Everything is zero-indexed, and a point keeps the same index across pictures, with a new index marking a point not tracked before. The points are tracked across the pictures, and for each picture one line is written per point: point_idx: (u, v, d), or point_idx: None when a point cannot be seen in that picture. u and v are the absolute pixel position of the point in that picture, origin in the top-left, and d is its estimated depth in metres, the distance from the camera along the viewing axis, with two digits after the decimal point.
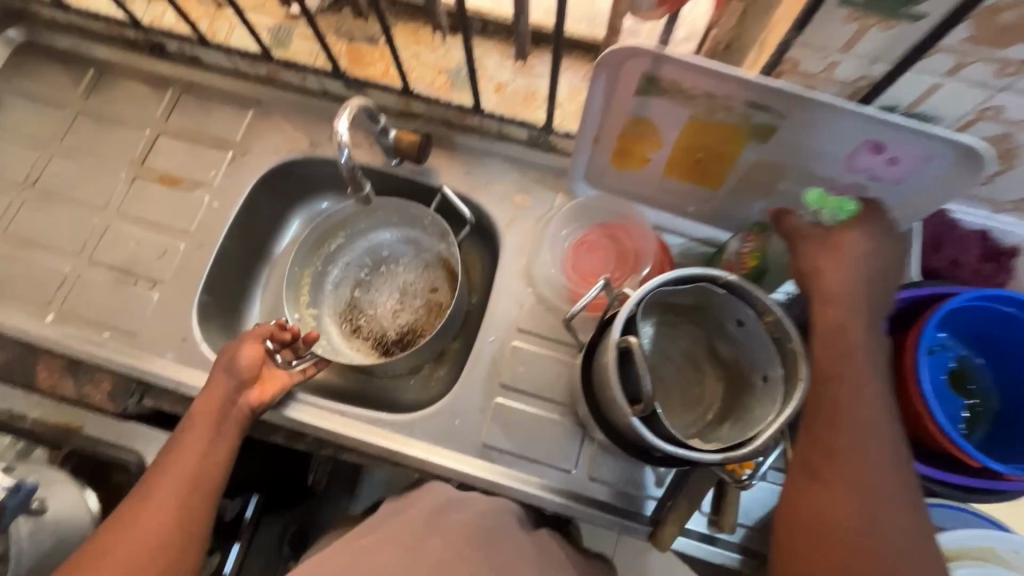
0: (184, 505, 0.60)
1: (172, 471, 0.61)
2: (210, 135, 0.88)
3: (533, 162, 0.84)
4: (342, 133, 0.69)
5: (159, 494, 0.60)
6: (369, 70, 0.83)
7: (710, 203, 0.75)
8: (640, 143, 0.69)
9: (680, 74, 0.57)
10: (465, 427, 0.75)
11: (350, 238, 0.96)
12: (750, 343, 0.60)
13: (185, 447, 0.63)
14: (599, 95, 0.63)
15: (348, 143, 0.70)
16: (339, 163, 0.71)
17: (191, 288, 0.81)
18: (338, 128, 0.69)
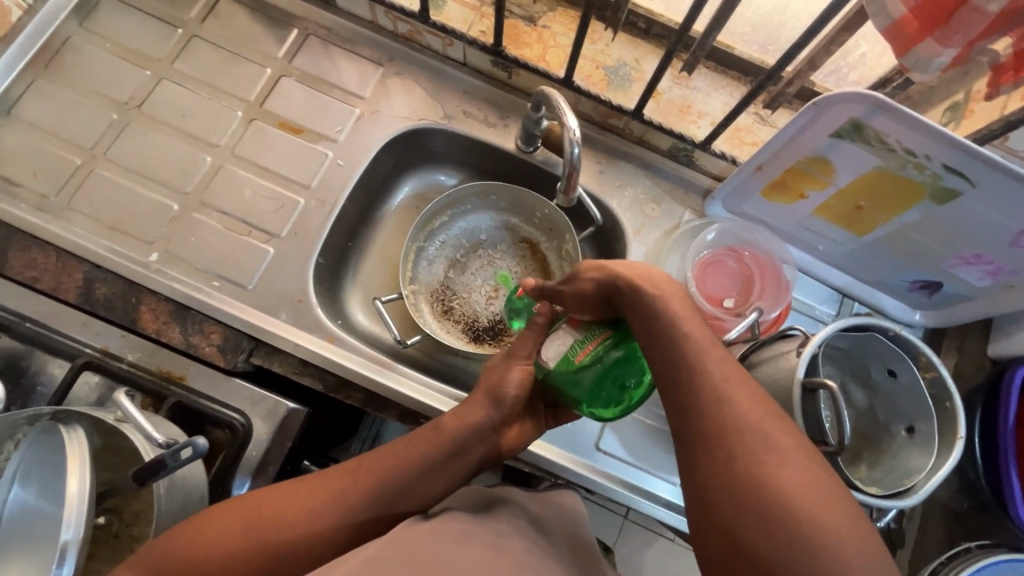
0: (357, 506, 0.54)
1: (380, 465, 0.57)
2: (337, 88, 0.83)
3: (669, 173, 0.84)
4: (575, 129, 0.61)
5: (346, 482, 0.55)
6: (525, 51, 0.79)
7: (844, 247, 0.77)
8: (806, 180, 0.70)
9: (889, 128, 0.58)
10: (579, 427, 0.75)
11: (454, 217, 0.91)
12: (897, 394, 0.63)
13: (408, 444, 0.58)
14: (791, 130, 0.64)
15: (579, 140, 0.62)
16: (564, 159, 0.62)
17: (309, 248, 0.77)
18: (571, 124, 0.61)
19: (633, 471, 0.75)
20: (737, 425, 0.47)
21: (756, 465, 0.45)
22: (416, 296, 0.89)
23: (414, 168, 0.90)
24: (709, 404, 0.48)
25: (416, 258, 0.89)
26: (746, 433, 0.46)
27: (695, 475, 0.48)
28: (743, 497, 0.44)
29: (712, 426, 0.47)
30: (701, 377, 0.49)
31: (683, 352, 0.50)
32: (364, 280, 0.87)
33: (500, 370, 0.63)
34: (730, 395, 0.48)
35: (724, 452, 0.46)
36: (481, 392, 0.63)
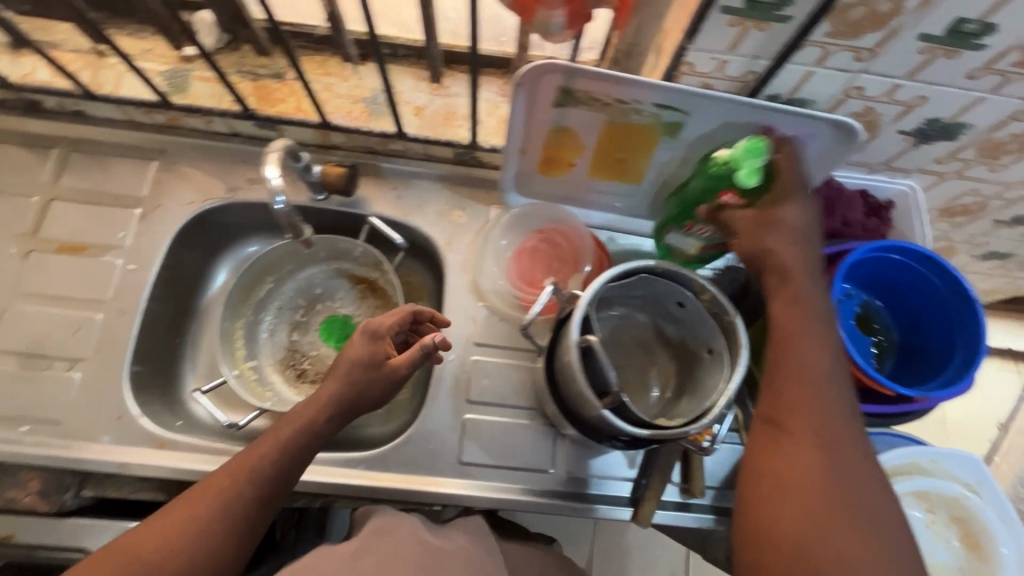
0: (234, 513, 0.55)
1: (246, 464, 0.58)
2: (111, 194, 0.81)
3: (462, 178, 0.85)
4: (274, 178, 0.69)
5: (220, 488, 0.56)
6: (281, 106, 0.80)
7: (634, 198, 0.80)
8: (563, 150, 0.72)
9: (591, 85, 0.61)
10: (438, 449, 0.74)
11: (280, 281, 0.90)
12: (692, 321, 0.65)
13: (276, 432, 0.60)
14: (519, 112, 0.66)
15: (281, 188, 0.69)
16: (275, 210, 0.70)
17: (117, 361, 0.74)
18: (268, 177, 0.68)
19: (504, 472, 0.74)
20: (790, 423, 0.53)
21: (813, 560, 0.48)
22: (262, 370, 0.87)
23: (223, 246, 0.89)
24: (811, 386, 0.54)
25: (251, 333, 0.88)
26: (825, 426, 0.53)
27: (789, 475, 0.51)
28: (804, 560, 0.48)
29: (823, 428, 0.52)
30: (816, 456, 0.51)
31: (816, 407, 0.53)
32: (203, 372, 0.84)
33: (358, 378, 0.64)
34: (789, 385, 0.55)
35: (811, 438, 0.52)
36: (334, 389, 0.63)
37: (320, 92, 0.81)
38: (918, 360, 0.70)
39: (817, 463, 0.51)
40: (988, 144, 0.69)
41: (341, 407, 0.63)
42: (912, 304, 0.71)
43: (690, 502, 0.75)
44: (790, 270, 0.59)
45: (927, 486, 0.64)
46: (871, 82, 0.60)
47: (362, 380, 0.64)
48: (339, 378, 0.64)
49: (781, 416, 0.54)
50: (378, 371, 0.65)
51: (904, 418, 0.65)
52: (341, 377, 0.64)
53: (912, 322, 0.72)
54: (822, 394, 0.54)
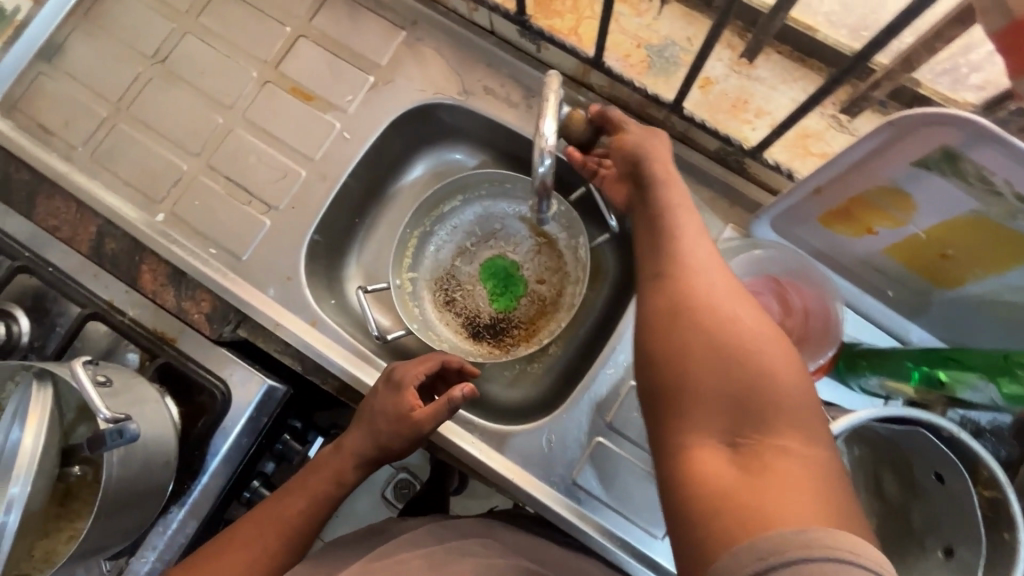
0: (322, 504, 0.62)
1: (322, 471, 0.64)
2: (354, 51, 0.77)
3: (711, 179, 0.68)
4: (549, 136, 0.51)
5: (247, 540, 0.59)
6: (555, 20, 0.71)
7: (919, 299, 0.61)
8: (874, 214, 0.55)
9: (997, 165, 0.43)
10: (558, 457, 0.68)
11: (467, 203, 0.84)
12: (942, 505, 0.49)
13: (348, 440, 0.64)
14: (858, 151, 0.49)
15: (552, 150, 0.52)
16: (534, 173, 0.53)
17: (305, 223, 0.74)
18: (544, 132, 0.51)
19: (610, 516, 0.67)
20: (685, 315, 0.43)
21: (705, 403, 0.40)
22: (417, 283, 0.84)
23: (428, 144, 0.83)
24: (687, 295, 0.44)
25: (421, 244, 0.84)
26: (704, 330, 0.42)
27: (706, 386, 0.40)
28: (756, 411, 0.39)
29: (696, 335, 0.42)
30: (725, 310, 0.43)
31: (690, 303, 0.43)
32: (367, 261, 0.82)
33: (381, 421, 0.63)
34: (687, 275, 0.45)
35: (691, 332, 0.42)
36: (361, 425, 0.64)
37: None
38: None
39: (765, 358, 0.40)
40: None
41: (370, 450, 0.63)
42: None
43: None
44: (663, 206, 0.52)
45: None
46: None
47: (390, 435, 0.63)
48: (363, 427, 0.64)
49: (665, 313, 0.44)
50: (399, 420, 0.63)
51: None
52: (366, 423, 0.64)
53: None
54: (720, 290, 0.44)
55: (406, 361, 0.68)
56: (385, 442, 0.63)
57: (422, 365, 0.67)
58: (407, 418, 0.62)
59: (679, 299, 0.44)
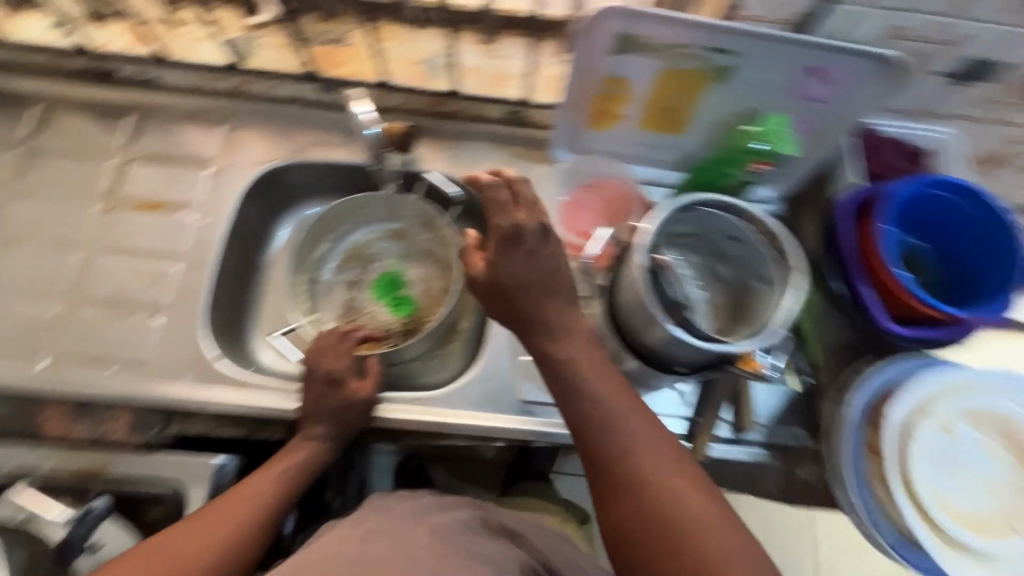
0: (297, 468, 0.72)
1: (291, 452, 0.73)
2: (184, 156, 0.86)
3: (511, 138, 0.90)
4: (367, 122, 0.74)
5: (227, 508, 0.66)
6: (343, 70, 0.84)
7: (678, 150, 0.83)
8: (615, 102, 0.76)
9: (648, 31, 0.65)
10: (500, 387, 0.78)
11: (338, 241, 0.94)
12: (745, 253, 0.69)
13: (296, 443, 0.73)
14: (577, 61, 0.70)
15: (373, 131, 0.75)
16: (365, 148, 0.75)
17: (195, 306, 0.79)
18: (356, 108, 0.76)
19: (559, 411, 0.77)
20: (616, 470, 0.57)
21: (641, 520, 0.55)
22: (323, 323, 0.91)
23: (282, 208, 0.93)
24: (612, 455, 0.58)
25: (312, 291, 0.91)
26: (637, 491, 0.56)
27: (653, 538, 0.54)
28: (693, 567, 0.52)
29: (631, 501, 0.56)
30: (637, 473, 0.57)
31: (615, 468, 0.57)
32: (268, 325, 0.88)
33: (337, 409, 0.73)
34: (596, 424, 0.59)
35: (631, 501, 0.56)
36: (312, 422, 0.73)
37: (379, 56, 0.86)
38: (961, 294, 0.73)
39: (694, 524, 0.54)
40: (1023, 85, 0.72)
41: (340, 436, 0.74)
42: (956, 242, 0.73)
43: (747, 438, 0.76)
44: (549, 357, 0.62)
45: (975, 405, 0.67)
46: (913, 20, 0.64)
47: (349, 416, 0.74)
48: (322, 423, 0.73)
49: (599, 464, 0.58)
50: (355, 397, 0.74)
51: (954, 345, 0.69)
52: (316, 417, 0.73)
53: (955, 258, 0.74)
54: (622, 442, 0.58)
55: (324, 355, 0.76)
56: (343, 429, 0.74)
57: (341, 353, 0.77)
58: (360, 394, 0.75)
59: (602, 431, 0.59)
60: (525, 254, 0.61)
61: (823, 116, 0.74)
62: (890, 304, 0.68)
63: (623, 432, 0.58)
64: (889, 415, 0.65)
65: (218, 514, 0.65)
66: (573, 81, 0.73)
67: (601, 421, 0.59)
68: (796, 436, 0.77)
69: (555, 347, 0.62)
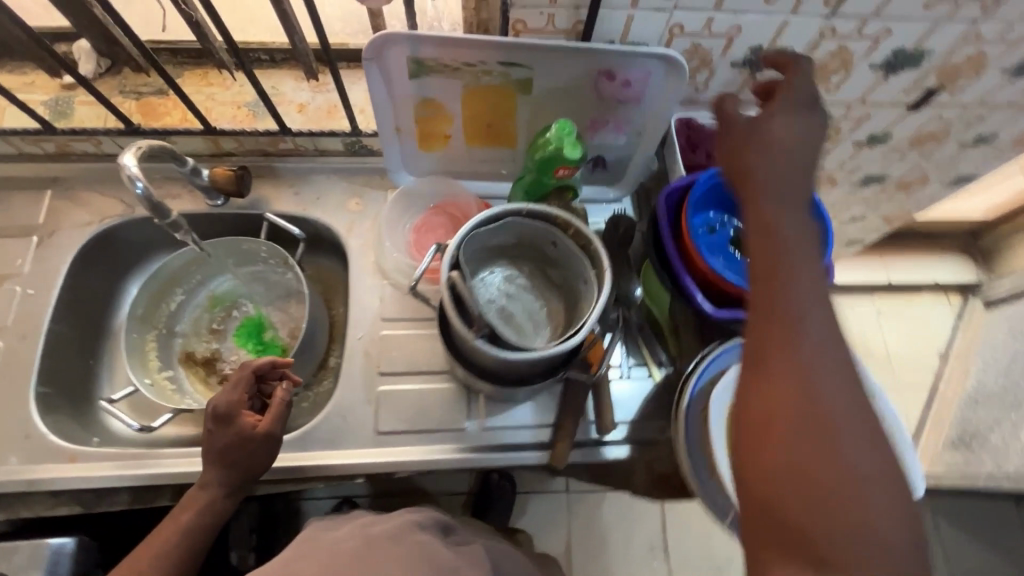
0: (190, 529, 0.67)
1: (180, 515, 0.67)
2: (7, 225, 0.82)
3: (356, 169, 0.90)
4: (132, 166, 0.67)
5: None
6: (166, 119, 0.84)
7: (513, 162, 0.84)
8: (435, 123, 0.77)
9: (437, 52, 0.66)
10: (356, 420, 0.77)
11: (192, 291, 0.91)
12: (567, 258, 0.69)
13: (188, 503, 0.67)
14: (379, 88, 0.70)
15: (142, 176, 0.68)
16: (137, 197, 0.68)
17: (21, 383, 0.74)
18: (125, 164, 0.67)
19: (423, 435, 0.77)
20: (810, 384, 0.41)
21: (779, 441, 0.40)
22: (179, 379, 0.87)
23: (129, 266, 0.90)
24: (788, 378, 0.41)
25: (165, 347, 0.88)
26: (834, 424, 0.40)
27: (794, 500, 0.39)
28: (848, 552, 0.37)
29: (824, 437, 0.39)
30: (831, 400, 0.40)
31: (817, 369, 0.41)
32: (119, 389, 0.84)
33: (233, 453, 0.67)
34: (767, 339, 0.42)
35: (797, 437, 0.40)
36: (211, 467, 0.67)
37: (204, 102, 0.84)
38: None
39: (871, 479, 0.38)
40: (812, 67, 0.76)
41: (233, 480, 0.67)
42: None
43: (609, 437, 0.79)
44: (773, 197, 0.46)
45: None
46: (687, 18, 0.66)
47: (245, 455, 0.67)
48: (217, 471, 0.67)
49: (755, 367, 0.43)
50: (249, 438, 0.67)
51: None
52: (213, 461, 0.67)
53: None
54: (815, 350, 0.41)
55: (218, 392, 0.70)
56: (241, 472, 0.68)
57: (236, 390, 0.69)
58: (255, 433, 0.67)
59: (808, 293, 0.43)
60: (782, 111, 0.48)
61: (635, 115, 0.76)
62: (711, 289, 0.70)
63: (826, 331, 0.42)
64: (715, 396, 0.64)
65: None
66: (384, 109, 0.74)
67: (807, 313, 0.42)
68: (659, 427, 0.79)
69: (774, 195, 0.46)
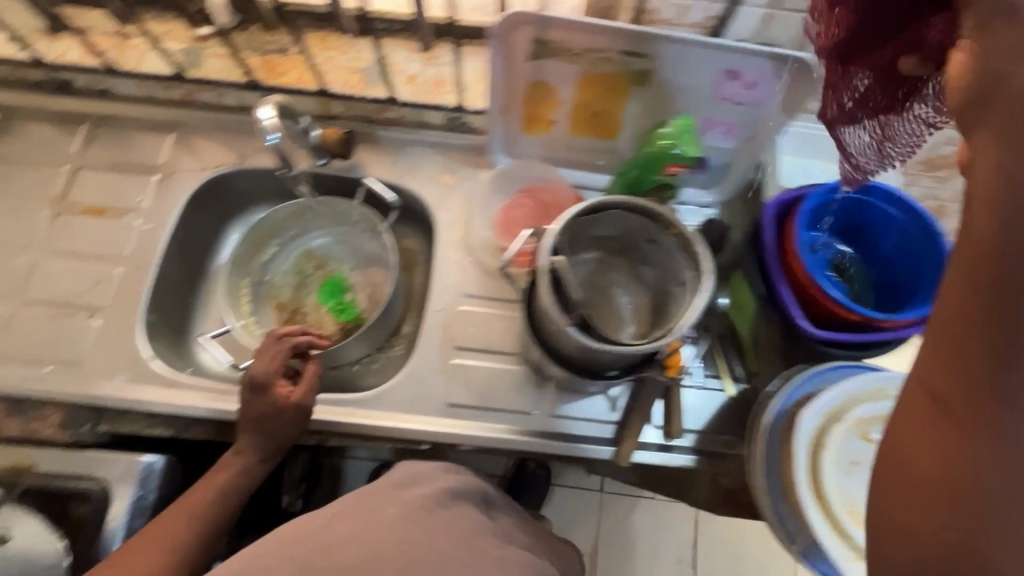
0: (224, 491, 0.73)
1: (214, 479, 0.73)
2: (132, 163, 0.89)
3: (452, 144, 0.90)
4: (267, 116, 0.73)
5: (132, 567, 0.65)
6: (284, 78, 0.87)
7: (611, 158, 0.83)
8: (542, 107, 0.77)
9: (564, 34, 0.67)
10: (427, 390, 0.79)
11: (284, 245, 0.95)
12: (664, 258, 0.68)
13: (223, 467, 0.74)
14: (498, 66, 0.71)
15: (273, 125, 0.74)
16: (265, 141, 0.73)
17: (132, 310, 0.80)
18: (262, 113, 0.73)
19: (491, 413, 0.78)
20: (979, 410, 0.31)
21: (927, 522, 0.33)
22: (264, 326, 0.92)
23: (233, 213, 0.95)
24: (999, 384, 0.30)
25: (256, 293, 0.93)
26: (972, 471, 0.31)
27: (910, 528, 0.33)
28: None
29: (953, 476, 0.32)
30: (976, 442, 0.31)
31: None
32: (211, 327, 0.90)
33: (269, 420, 0.73)
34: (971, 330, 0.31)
35: (935, 465, 0.32)
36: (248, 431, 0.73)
37: (321, 64, 0.88)
38: (892, 300, 0.73)
39: None
40: None
41: (267, 446, 0.74)
42: (886, 248, 0.73)
43: (673, 444, 0.77)
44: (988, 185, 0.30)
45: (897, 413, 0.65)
46: None
47: (276, 426, 0.73)
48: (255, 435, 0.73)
49: (947, 362, 0.32)
50: (284, 406, 0.73)
51: (877, 351, 0.67)
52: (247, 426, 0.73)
53: (885, 265, 0.74)
54: None
55: (257, 361, 0.76)
56: (274, 438, 0.74)
57: (270, 361, 0.76)
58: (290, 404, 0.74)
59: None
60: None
61: (750, 120, 0.74)
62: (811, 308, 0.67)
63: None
64: (801, 422, 0.63)
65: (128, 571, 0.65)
66: (498, 88, 0.75)
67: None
68: (728, 442, 0.78)
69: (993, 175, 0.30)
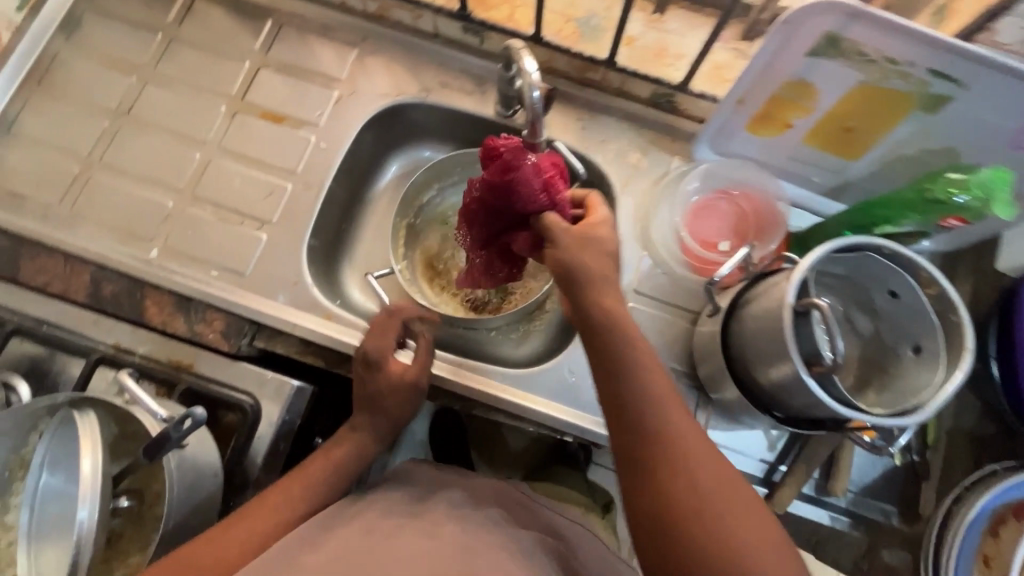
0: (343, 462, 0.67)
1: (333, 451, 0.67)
2: (313, 73, 0.84)
3: (649, 122, 0.81)
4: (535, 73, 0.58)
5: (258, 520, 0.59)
6: (493, 13, 0.82)
7: (837, 175, 0.74)
8: (788, 108, 0.67)
9: (867, 36, 0.56)
10: (581, 382, 0.75)
11: (444, 191, 0.90)
12: (900, 314, 0.60)
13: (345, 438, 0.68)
14: (765, 55, 0.61)
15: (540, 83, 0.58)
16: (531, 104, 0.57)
17: (300, 231, 0.78)
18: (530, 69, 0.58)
19: None
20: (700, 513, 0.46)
21: None
22: (411, 271, 0.89)
23: (398, 146, 0.90)
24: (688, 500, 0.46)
25: (408, 236, 0.90)
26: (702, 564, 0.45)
27: None
28: None
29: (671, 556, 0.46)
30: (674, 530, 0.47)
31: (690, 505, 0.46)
32: (359, 261, 0.88)
33: (380, 396, 0.69)
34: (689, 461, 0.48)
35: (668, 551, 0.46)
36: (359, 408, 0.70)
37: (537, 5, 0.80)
38: None
39: None
40: None
41: (383, 423, 0.70)
42: None
43: (826, 499, 0.75)
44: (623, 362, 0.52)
45: None
46: None
47: (390, 399, 0.69)
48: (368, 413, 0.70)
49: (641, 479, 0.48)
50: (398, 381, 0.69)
51: None
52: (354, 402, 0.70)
53: None
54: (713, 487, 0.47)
55: (368, 337, 0.73)
56: (387, 416, 0.70)
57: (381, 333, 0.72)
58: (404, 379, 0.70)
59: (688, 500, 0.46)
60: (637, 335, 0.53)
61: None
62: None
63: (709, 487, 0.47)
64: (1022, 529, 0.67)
65: (253, 530, 0.59)
66: (749, 77, 0.65)
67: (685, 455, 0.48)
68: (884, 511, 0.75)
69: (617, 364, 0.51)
